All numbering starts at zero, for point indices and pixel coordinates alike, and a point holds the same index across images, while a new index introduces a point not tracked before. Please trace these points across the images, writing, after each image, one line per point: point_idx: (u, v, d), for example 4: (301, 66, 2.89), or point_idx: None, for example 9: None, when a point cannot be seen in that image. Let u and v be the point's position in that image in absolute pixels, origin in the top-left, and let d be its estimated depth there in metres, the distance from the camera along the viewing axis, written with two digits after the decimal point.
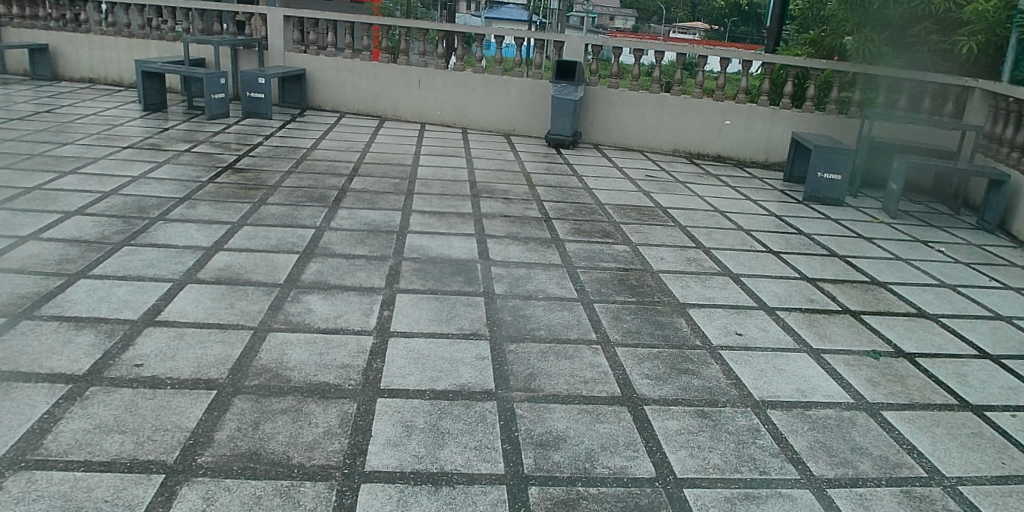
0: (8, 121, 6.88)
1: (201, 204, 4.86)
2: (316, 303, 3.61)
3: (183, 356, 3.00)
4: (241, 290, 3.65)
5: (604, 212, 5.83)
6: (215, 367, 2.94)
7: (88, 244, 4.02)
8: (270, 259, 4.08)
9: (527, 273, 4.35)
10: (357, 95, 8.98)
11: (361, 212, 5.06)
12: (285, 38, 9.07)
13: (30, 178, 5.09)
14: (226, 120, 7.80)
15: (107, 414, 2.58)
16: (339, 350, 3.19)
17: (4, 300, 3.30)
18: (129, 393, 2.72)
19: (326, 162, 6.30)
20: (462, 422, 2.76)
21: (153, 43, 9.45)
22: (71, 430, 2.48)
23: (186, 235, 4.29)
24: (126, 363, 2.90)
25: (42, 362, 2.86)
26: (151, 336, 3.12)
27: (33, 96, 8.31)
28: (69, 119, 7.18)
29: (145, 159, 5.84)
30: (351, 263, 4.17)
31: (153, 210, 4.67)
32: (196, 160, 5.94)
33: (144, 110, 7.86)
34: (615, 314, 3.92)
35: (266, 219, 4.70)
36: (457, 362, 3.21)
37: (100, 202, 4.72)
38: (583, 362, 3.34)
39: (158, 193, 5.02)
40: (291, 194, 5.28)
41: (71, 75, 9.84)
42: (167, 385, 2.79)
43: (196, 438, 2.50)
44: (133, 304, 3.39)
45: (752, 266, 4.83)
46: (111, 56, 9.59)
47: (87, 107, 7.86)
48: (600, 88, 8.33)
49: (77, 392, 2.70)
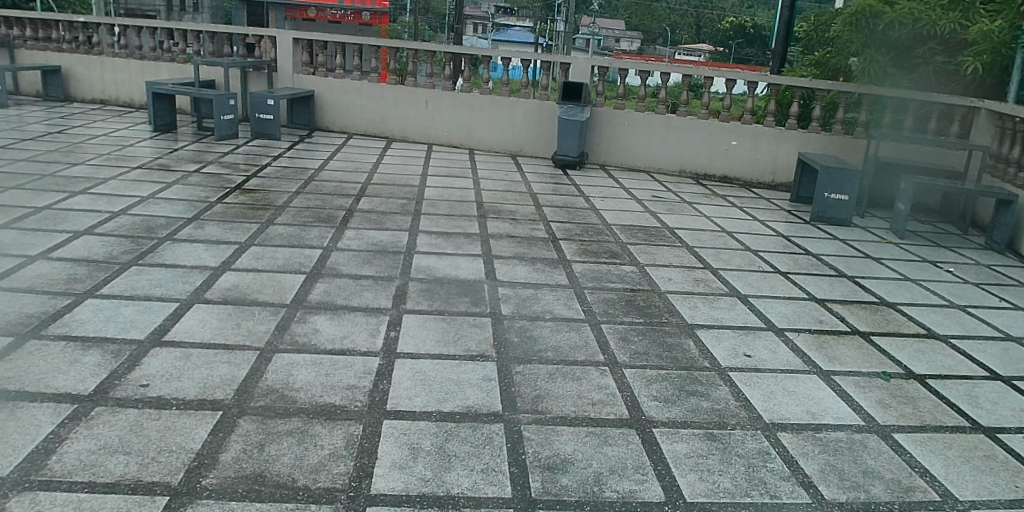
0: (18, 141, 6.93)
1: (210, 224, 4.87)
2: (323, 324, 3.60)
3: (190, 376, 2.99)
4: (248, 310, 3.64)
5: (611, 232, 5.82)
6: (221, 388, 2.93)
7: (96, 263, 4.03)
8: (278, 279, 4.08)
9: (534, 293, 4.35)
10: (366, 116, 9.04)
11: (369, 233, 5.07)
12: (293, 60, 9.16)
13: (40, 198, 5.12)
14: (235, 140, 7.84)
15: (113, 435, 2.57)
16: (345, 371, 3.17)
17: (12, 320, 3.30)
18: (135, 413, 2.71)
19: (333, 183, 6.32)
20: (469, 444, 2.74)
21: (164, 65, 9.55)
22: (76, 450, 2.47)
23: (194, 255, 4.30)
24: (132, 383, 2.89)
25: (49, 382, 2.85)
26: (157, 357, 3.11)
27: (45, 117, 8.40)
28: (80, 139, 7.24)
29: (154, 180, 5.86)
30: (358, 283, 4.16)
31: (161, 230, 4.68)
32: (205, 180, 5.97)
33: (154, 130, 7.92)
34: (623, 335, 3.89)
35: (274, 239, 4.71)
36: (464, 383, 3.19)
37: (109, 222, 4.74)
38: (590, 384, 3.31)
39: (167, 212, 5.04)
40: (299, 215, 5.29)
41: (82, 96, 9.94)
42: (173, 405, 2.78)
43: (201, 460, 2.48)
44: (141, 324, 3.39)
45: (760, 287, 4.81)
46: (122, 78, 9.70)
47: (98, 128, 7.93)
48: (606, 109, 8.37)
49: (82, 411, 2.69)
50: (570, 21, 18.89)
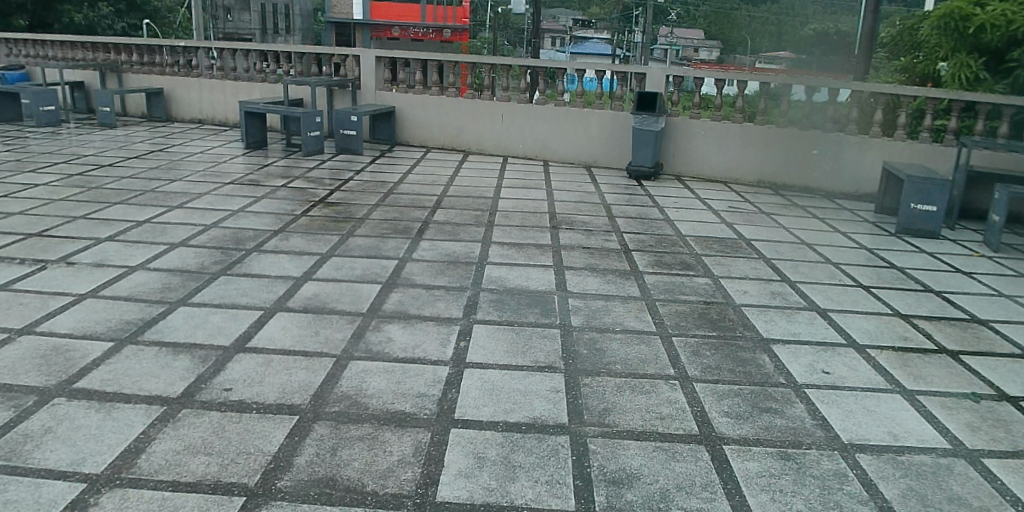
0: (124, 159, 7.41)
1: (294, 236, 5.08)
2: (396, 333, 3.69)
3: (269, 381, 3.13)
4: (326, 319, 3.78)
5: (684, 243, 5.74)
6: (298, 393, 3.05)
7: (189, 274, 4.27)
8: (355, 289, 4.22)
9: (604, 305, 4.34)
10: (443, 131, 9.23)
11: (443, 244, 5.17)
12: (376, 78, 9.45)
13: (142, 212, 5.46)
14: (320, 155, 8.14)
15: (196, 436, 2.71)
16: (416, 379, 3.25)
17: (112, 326, 3.54)
18: (217, 416, 2.85)
19: (410, 195, 6.49)
20: (535, 455, 2.76)
21: (258, 85, 10.04)
22: (163, 450, 2.62)
23: (279, 265, 4.49)
24: (216, 387, 3.05)
25: (142, 385, 3.03)
26: (240, 362, 3.27)
27: (149, 136, 8.95)
28: (178, 157, 7.68)
29: (245, 194, 6.17)
30: (431, 293, 4.26)
31: (249, 241, 4.92)
32: (292, 194, 6.22)
33: (245, 147, 8.31)
34: (694, 349, 3.83)
35: (353, 250, 4.87)
36: (531, 394, 3.21)
37: (202, 234, 5.01)
38: (659, 398, 3.28)
39: (255, 225, 5.29)
40: (378, 226, 5.45)
41: (183, 116, 10.52)
42: (253, 409, 2.91)
43: (276, 462, 2.60)
44: (227, 330, 3.57)
45: (840, 301, 4.64)
46: (219, 98, 10.24)
47: (196, 146, 8.39)
48: (683, 119, 8.26)
49: (170, 413, 2.85)
50: (647, 30, 18.70)
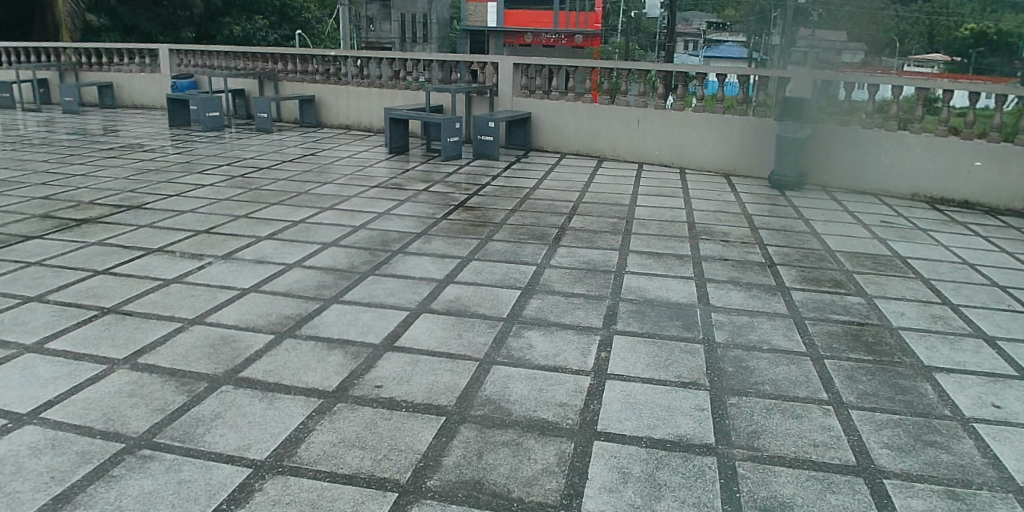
0: (279, 162, 7.90)
1: (436, 239, 5.22)
2: (536, 339, 3.70)
3: (417, 381, 3.21)
4: (469, 322, 3.84)
5: (833, 259, 5.41)
6: (444, 395, 3.11)
7: (341, 273, 4.47)
8: (495, 293, 4.26)
9: (748, 321, 4.15)
10: (577, 137, 9.24)
11: (580, 251, 5.14)
12: (513, 85, 9.58)
13: (297, 212, 5.80)
14: (459, 161, 8.34)
15: (350, 430, 2.82)
16: (557, 388, 3.23)
17: (273, 319, 3.76)
18: (369, 412, 2.95)
19: (546, 201, 6.51)
20: (680, 475, 2.67)
21: (400, 93, 10.40)
22: (321, 441, 2.74)
23: (423, 267, 4.62)
24: (368, 384, 3.16)
25: (301, 377, 3.19)
26: (389, 361, 3.38)
27: (301, 141, 9.51)
28: (327, 160, 8.10)
29: (389, 197, 6.41)
30: (570, 301, 4.23)
31: (394, 243, 5.09)
32: (433, 198, 6.40)
33: (389, 152, 8.65)
34: (849, 373, 3.58)
35: (493, 254, 4.93)
36: (674, 411, 3.12)
37: (351, 235, 5.24)
38: (811, 423, 3.09)
39: (400, 227, 5.48)
40: (515, 232, 5.50)
41: (333, 122, 11.12)
42: (403, 407, 2.99)
43: (426, 461, 2.65)
44: (376, 329, 3.71)
45: (1013, 328, 4.20)
46: (366, 105, 10.72)
47: (344, 150, 8.82)
48: (829, 126, 7.81)
49: (327, 406, 2.98)
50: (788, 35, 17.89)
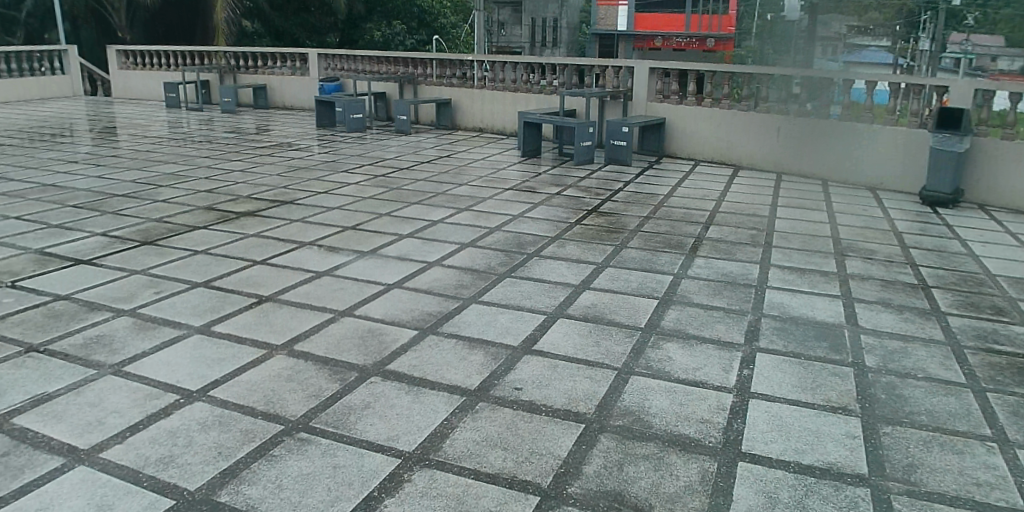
0: (416, 162, 8.18)
1: (570, 243, 5.22)
2: (676, 352, 3.61)
3: (556, 386, 3.21)
4: (606, 329, 3.81)
5: (998, 284, 4.95)
6: (584, 402, 3.09)
7: (479, 273, 4.56)
8: (632, 302, 4.20)
9: (903, 346, 3.87)
10: (712, 144, 9.00)
11: (717, 262, 4.99)
12: (648, 89, 9.45)
13: (434, 212, 5.97)
14: (591, 165, 8.32)
15: (493, 430, 2.86)
16: (699, 404, 3.14)
17: (416, 315, 3.88)
18: (510, 413, 2.98)
19: (681, 209, 6.37)
20: (831, 504, 2.52)
21: (533, 97, 10.51)
22: (464, 438, 2.79)
23: (558, 272, 4.63)
24: (508, 385, 3.20)
25: (444, 373, 3.27)
26: (528, 363, 3.40)
27: (436, 143, 9.81)
28: (461, 162, 8.30)
29: (522, 200, 6.48)
30: (709, 314, 4.11)
31: (529, 246, 5.14)
32: (565, 202, 6.42)
33: (522, 155, 8.77)
34: (1017, 410, 3.26)
35: (628, 262, 4.88)
36: (823, 436, 2.95)
37: (487, 236, 5.34)
38: (975, 460, 2.83)
39: (534, 231, 5.52)
40: (650, 240, 5.41)
41: (466, 125, 11.37)
42: (543, 411, 3.00)
43: (567, 467, 2.64)
44: (515, 331, 3.75)
45: None
46: (499, 108, 10.90)
47: (477, 153, 9.01)
48: (992, 141, 7.17)
49: (469, 404, 3.04)
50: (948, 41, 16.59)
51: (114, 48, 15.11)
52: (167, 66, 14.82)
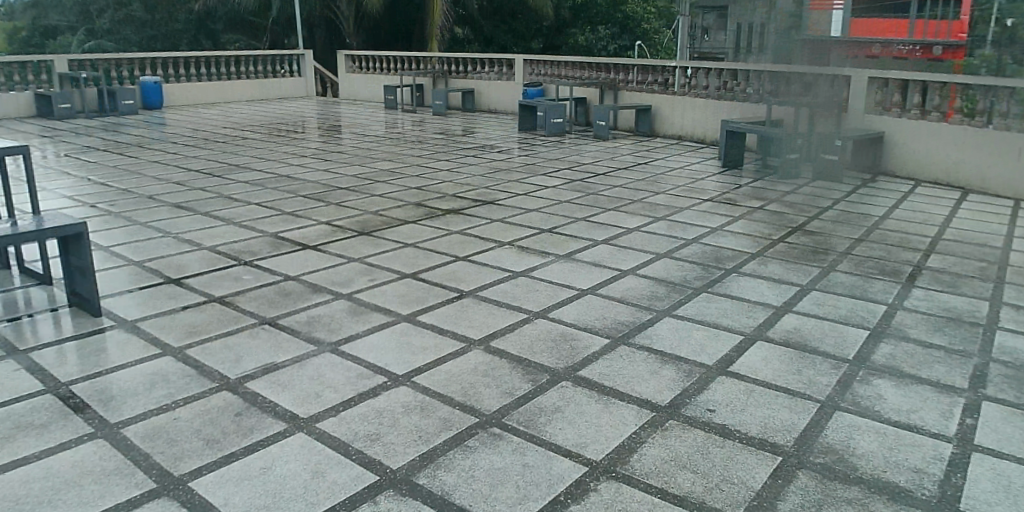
0: (613, 168, 8.20)
1: (771, 262, 4.97)
2: (888, 390, 3.32)
3: (751, 412, 3.08)
4: (808, 358, 3.58)
5: None
6: (781, 433, 2.93)
7: (674, 285, 4.48)
8: (839, 330, 3.92)
9: None
10: (938, 161, 8.12)
11: (940, 295, 4.50)
12: None
13: (629, 220, 5.95)
14: (797, 180, 7.86)
15: (683, 450, 2.80)
16: (913, 451, 2.85)
17: (609, 323, 3.89)
18: (702, 435, 2.90)
19: (898, 233, 5.83)
20: None
21: (736, 104, 10.10)
22: (653, 455, 2.76)
23: (758, 291, 4.43)
24: (700, 405, 3.11)
25: (635, 386, 3.26)
26: (722, 385, 3.29)
27: (633, 149, 9.77)
28: (658, 170, 8.19)
29: (722, 212, 6.26)
30: (929, 352, 3.72)
31: (727, 261, 4.96)
32: (768, 218, 6.12)
33: (722, 166, 8.54)
34: None
35: (835, 286, 4.55)
36: None
37: (683, 248, 5.23)
38: None
39: (732, 245, 5.32)
40: (861, 264, 5.01)
41: (664, 132, 11.18)
42: (736, 438, 2.89)
43: (760, 500, 2.52)
44: (709, 349, 3.64)
45: None
46: (699, 115, 10.60)
47: (675, 162, 8.85)
48: None
49: (659, 420, 3.00)
50: None
51: (345, 52, 16.64)
52: (388, 70, 16.06)
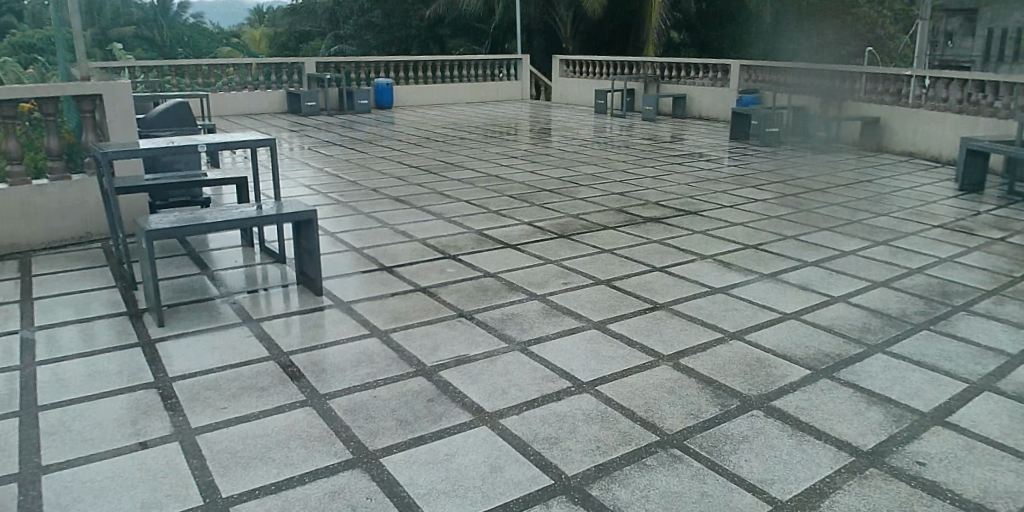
0: (831, 185, 7.57)
1: (1014, 302, 4.31)
2: None
3: (971, 472, 2.64)
4: None
5: None
6: (1005, 500, 2.47)
7: (890, 319, 4.03)
8: None
9: None
10: None
11: None
12: None
13: (844, 242, 5.45)
14: None
15: (882, 503, 2.44)
16: None
17: (810, 353, 3.58)
18: (905, 490, 2.52)
19: None
20: None
21: (981, 120, 8.83)
22: (846, 503, 2.44)
23: (993, 334, 3.85)
24: (908, 456, 2.73)
25: (832, 425, 2.95)
26: (938, 436, 2.88)
27: (856, 165, 8.96)
28: (883, 189, 7.44)
29: (956, 241, 5.54)
30: None
31: (958, 297, 4.37)
32: (1014, 251, 5.32)
33: (959, 190, 7.47)
34: None
35: None
36: None
37: (905, 278, 4.69)
38: None
39: (966, 280, 4.68)
40: None
41: (891, 147, 10.05)
42: (949, 499, 2.47)
43: None
44: (926, 395, 3.21)
45: None
46: (935, 130, 9.39)
47: (905, 181, 7.98)
48: None
49: (858, 466, 2.66)
50: None
51: (560, 57, 16.97)
52: (600, 75, 16.15)
